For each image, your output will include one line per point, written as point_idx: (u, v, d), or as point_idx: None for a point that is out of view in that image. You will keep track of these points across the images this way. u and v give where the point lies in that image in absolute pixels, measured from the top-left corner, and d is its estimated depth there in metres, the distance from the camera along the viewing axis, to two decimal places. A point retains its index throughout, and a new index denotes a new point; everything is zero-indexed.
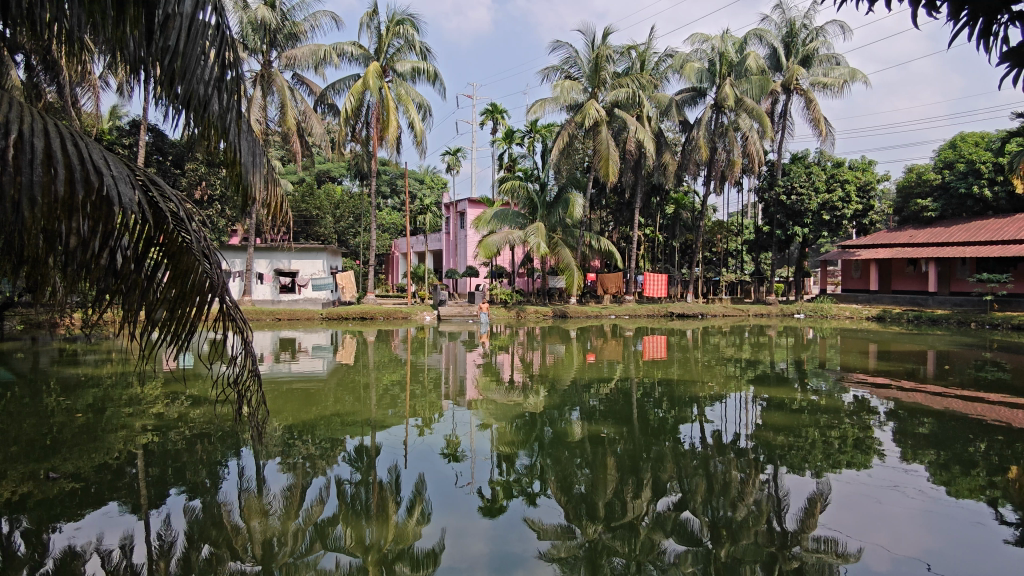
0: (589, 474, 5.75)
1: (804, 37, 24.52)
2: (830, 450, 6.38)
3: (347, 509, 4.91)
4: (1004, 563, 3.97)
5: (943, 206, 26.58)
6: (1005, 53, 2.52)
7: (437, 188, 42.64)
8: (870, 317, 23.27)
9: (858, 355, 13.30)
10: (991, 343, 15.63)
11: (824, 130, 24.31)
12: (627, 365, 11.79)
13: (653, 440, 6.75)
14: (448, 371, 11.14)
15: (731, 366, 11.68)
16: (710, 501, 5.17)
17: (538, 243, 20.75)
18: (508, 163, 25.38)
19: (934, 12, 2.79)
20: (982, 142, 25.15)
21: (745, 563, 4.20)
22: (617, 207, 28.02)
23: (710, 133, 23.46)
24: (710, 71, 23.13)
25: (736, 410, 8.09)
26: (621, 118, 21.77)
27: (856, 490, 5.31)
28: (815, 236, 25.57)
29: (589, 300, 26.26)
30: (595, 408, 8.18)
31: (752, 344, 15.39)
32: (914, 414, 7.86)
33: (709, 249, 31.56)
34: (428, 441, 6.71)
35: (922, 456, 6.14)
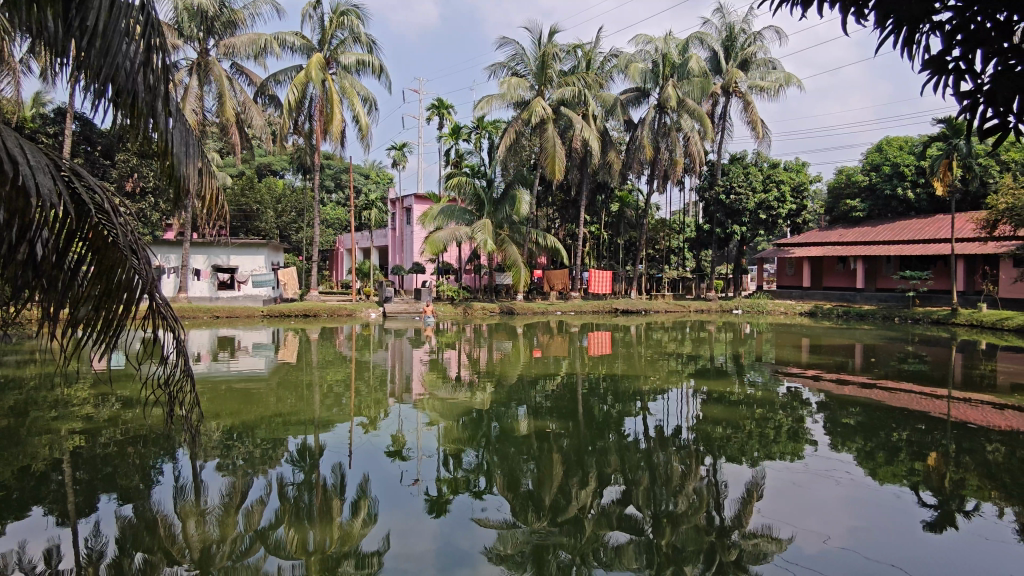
0: (535, 469, 5.79)
1: (742, 41, 25.28)
2: (766, 440, 6.63)
3: (289, 511, 4.79)
4: (925, 545, 4.19)
5: (870, 206, 27.88)
6: (927, 62, 2.64)
7: (382, 183, 42.07)
8: (803, 312, 24.25)
9: (792, 349, 13.84)
10: (913, 337, 16.54)
11: (761, 132, 25.13)
12: (572, 361, 11.94)
13: (598, 435, 6.85)
14: (393, 368, 11.03)
15: (673, 361, 11.97)
16: (653, 493, 5.29)
17: (485, 240, 20.76)
18: (454, 159, 25.25)
19: (862, 20, 2.91)
20: (906, 147, 26.50)
21: (687, 553, 4.31)
22: (563, 204, 28.27)
23: (653, 133, 23.93)
24: (653, 72, 23.59)
25: (677, 404, 8.29)
26: (567, 116, 21.96)
27: (789, 479, 5.52)
28: (752, 234, 26.44)
29: (535, 296, 26.43)
30: (541, 404, 8.23)
31: (693, 339, 15.82)
32: (843, 405, 8.24)
33: (652, 246, 32.22)
34: (374, 439, 6.61)
35: (851, 445, 6.45)
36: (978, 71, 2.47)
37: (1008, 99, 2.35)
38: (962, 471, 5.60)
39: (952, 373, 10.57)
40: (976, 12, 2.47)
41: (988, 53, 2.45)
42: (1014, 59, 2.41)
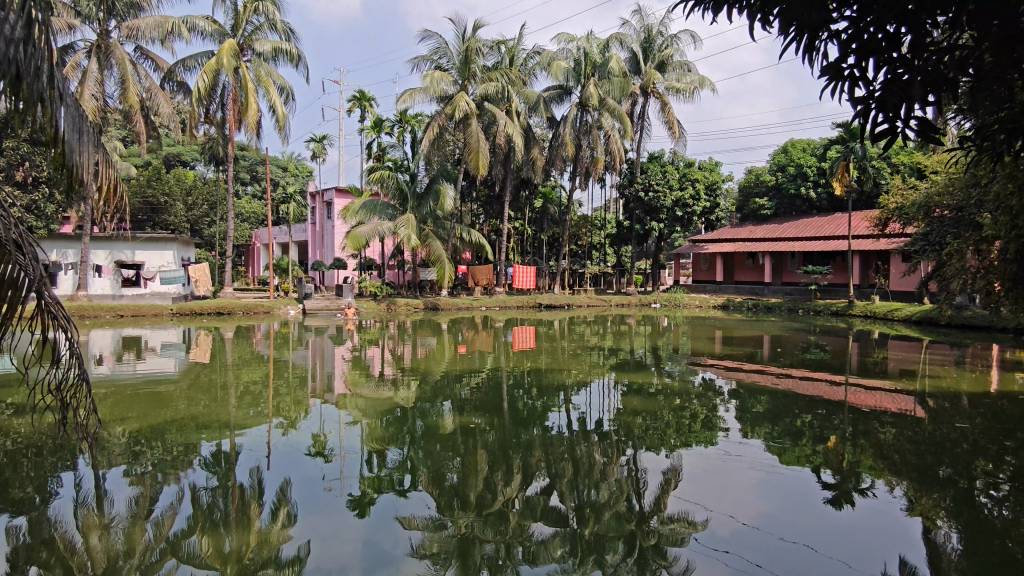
0: (460, 465, 5.78)
1: (659, 43, 26.09)
2: (682, 429, 6.89)
3: (203, 518, 4.58)
4: (826, 523, 4.48)
5: (777, 205, 29.45)
6: (826, 68, 2.79)
7: (301, 177, 40.79)
8: (717, 305, 25.35)
9: (706, 341, 14.46)
10: (814, 327, 17.64)
11: (677, 132, 26.01)
12: (497, 356, 12.00)
13: (523, 429, 6.90)
14: (314, 367, 10.73)
15: (595, 354, 12.26)
16: (577, 483, 5.40)
17: (408, 235, 20.49)
18: (376, 153, 24.78)
19: (768, 27, 3.05)
20: (808, 148, 28.13)
21: (608, 542, 4.43)
22: (487, 200, 28.29)
23: (576, 130, 24.34)
24: (575, 71, 23.99)
25: (599, 396, 8.49)
26: (491, 112, 21.96)
27: (704, 465, 5.76)
28: (669, 230, 27.35)
29: (459, 292, 26.34)
30: (466, 399, 8.23)
31: (614, 333, 16.24)
32: (753, 393, 8.68)
33: (575, 242, 32.79)
34: (293, 440, 6.43)
35: (760, 431, 6.81)
36: (870, 78, 2.64)
37: (896, 106, 2.52)
38: (857, 452, 6.03)
39: (848, 361, 11.32)
40: (869, 24, 2.65)
41: (880, 61, 2.62)
42: (899, 69, 2.60)
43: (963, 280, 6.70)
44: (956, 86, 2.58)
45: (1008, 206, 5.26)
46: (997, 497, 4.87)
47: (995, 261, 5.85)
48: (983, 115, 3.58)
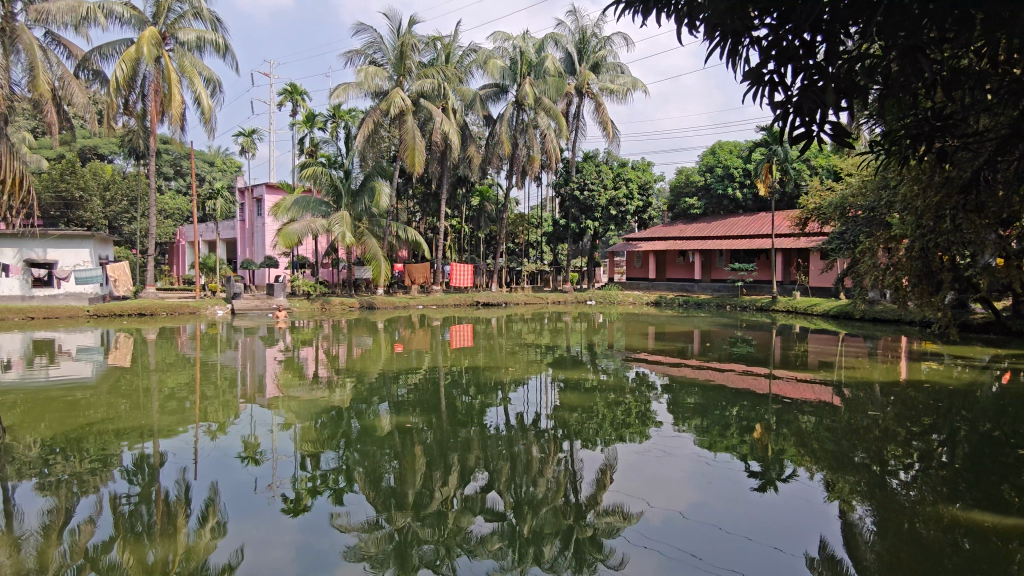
0: (397, 466, 5.71)
1: (593, 44, 26.54)
2: (617, 423, 7.04)
3: (124, 529, 4.36)
4: (754, 511, 4.66)
5: (705, 204, 30.46)
6: (748, 73, 2.89)
7: (229, 172, 39.32)
8: (650, 302, 25.99)
9: (639, 337, 14.82)
10: (741, 323, 18.37)
11: (611, 132, 26.49)
12: (434, 355, 11.94)
13: (461, 427, 6.88)
14: (243, 369, 10.38)
15: (531, 352, 12.35)
16: (515, 480, 5.44)
17: (343, 233, 20.06)
18: (309, 148, 24.16)
19: (694, 32, 3.13)
20: (735, 150, 29.24)
21: (546, 537, 4.48)
22: (423, 197, 28.05)
23: (512, 129, 24.47)
24: (511, 70, 24.07)
25: (537, 392, 8.58)
26: (427, 109, 21.77)
27: (638, 458, 5.90)
28: (604, 229, 27.86)
29: (396, 290, 26.01)
30: (402, 399, 8.14)
31: (551, 330, 16.43)
32: (684, 386, 8.96)
33: (512, 240, 32.95)
34: (222, 445, 6.21)
35: (690, 423, 7.04)
36: (788, 83, 2.77)
37: (812, 111, 2.65)
38: (780, 441, 6.31)
39: (772, 354, 11.84)
40: (787, 31, 2.76)
41: (797, 68, 2.75)
42: (814, 75, 2.72)
43: (875, 276, 7.11)
44: (866, 93, 2.73)
45: (915, 207, 5.63)
46: (906, 479, 5.21)
47: (902, 258, 6.24)
48: (890, 121, 3.80)
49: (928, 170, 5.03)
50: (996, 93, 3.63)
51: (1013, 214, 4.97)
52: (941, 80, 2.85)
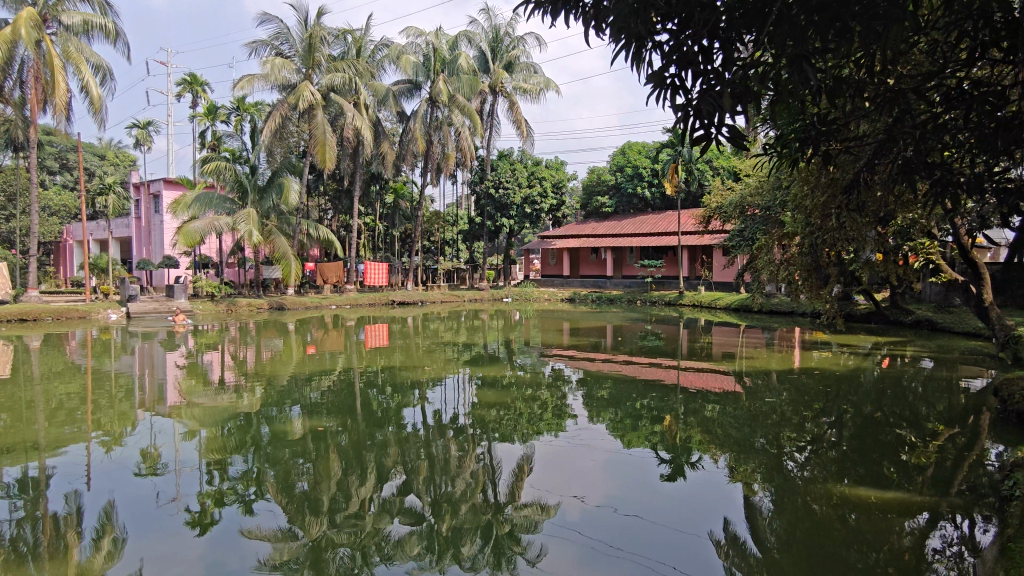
0: (311, 471, 5.54)
1: (506, 44, 26.73)
2: (534, 419, 7.14)
3: (5, 555, 4.00)
4: (664, 499, 4.83)
5: (616, 203, 31.38)
6: (650, 76, 2.93)
7: (122, 167, 36.79)
8: (564, 298, 26.50)
9: (555, 333, 15.08)
10: (651, 317, 19.06)
11: (525, 131, 26.77)
12: (349, 356, 11.68)
13: (376, 429, 6.77)
14: (141, 376, 9.76)
15: (449, 350, 12.31)
16: (433, 479, 5.41)
17: (249, 231, 19.21)
18: (211, 142, 22.98)
19: (602, 34, 3.15)
20: (643, 151, 30.28)
21: (465, 535, 4.50)
22: (335, 194, 27.33)
23: (426, 126, 24.25)
24: (424, 66, 23.86)
25: (454, 391, 8.56)
26: (338, 104, 21.17)
27: (554, 451, 6.01)
28: (519, 227, 28.18)
29: (307, 290, 25.20)
30: (316, 402, 7.92)
31: (467, 328, 16.44)
32: (598, 380, 9.21)
33: (427, 238, 32.68)
34: (118, 458, 5.82)
35: (604, 415, 7.23)
36: (689, 87, 2.87)
37: (710, 114, 2.77)
38: (687, 429, 6.60)
39: (679, 347, 12.35)
40: (687, 38, 2.88)
41: (697, 73, 2.86)
42: (712, 80, 2.85)
43: (771, 271, 7.56)
44: (759, 98, 2.88)
45: (804, 206, 6.02)
46: (800, 460, 5.58)
47: (794, 254, 6.67)
48: (783, 125, 4.05)
49: (815, 171, 5.41)
50: (873, 100, 3.95)
51: (888, 212, 5.42)
52: (827, 88, 3.05)
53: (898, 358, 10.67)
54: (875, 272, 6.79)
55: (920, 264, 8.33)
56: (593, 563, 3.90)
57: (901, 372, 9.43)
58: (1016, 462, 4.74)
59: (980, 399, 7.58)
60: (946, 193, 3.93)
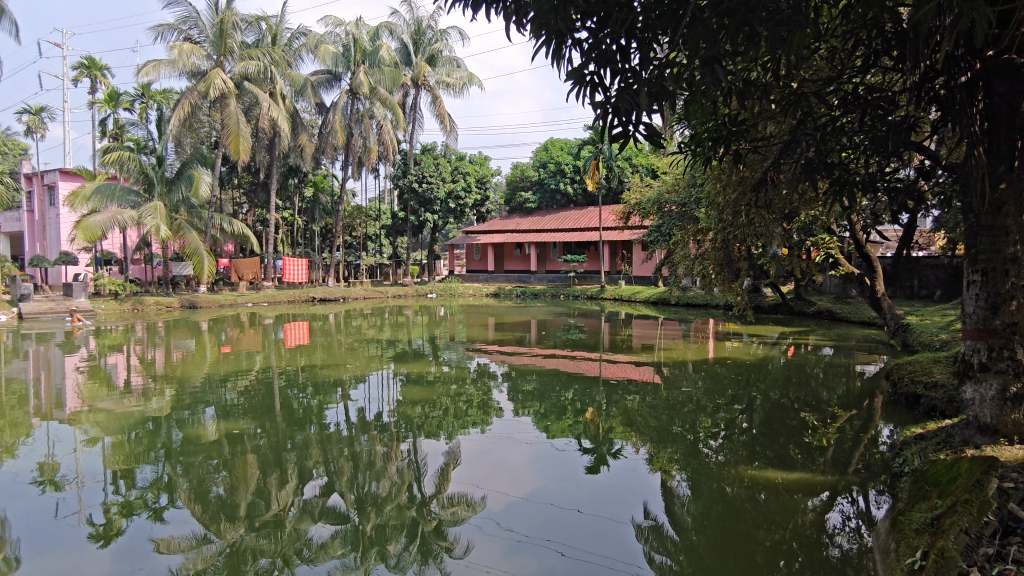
0: (227, 476, 5.31)
1: (429, 37, 26.52)
2: (459, 414, 7.13)
3: None
4: (587, 489, 4.93)
5: (539, 199, 31.76)
6: (569, 74, 2.95)
7: (11, 156, 33.92)
8: (489, 293, 26.57)
9: (480, 327, 15.12)
10: (574, 311, 19.43)
11: (448, 126, 26.60)
12: (267, 355, 11.29)
13: (297, 429, 6.57)
14: (35, 381, 9.05)
15: (372, 347, 12.10)
16: (356, 479, 5.31)
17: (156, 225, 18.20)
18: (112, 131, 21.55)
19: (524, 32, 3.15)
20: (565, 148, 30.78)
21: (390, 534, 4.44)
22: (251, 187, 26.24)
23: (346, 118, 23.68)
24: (344, 56, 23.29)
25: (378, 388, 8.42)
26: (252, 93, 20.30)
27: (480, 446, 6.02)
28: (443, 221, 27.96)
29: (221, 287, 24.15)
30: (231, 403, 7.60)
31: (391, 324, 16.23)
32: (523, 374, 9.30)
33: (349, 233, 31.98)
34: (10, 470, 5.39)
35: (529, 409, 7.32)
36: (607, 84, 2.92)
37: (627, 112, 2.84)
38: (609, 420, 6.77)
39: (602, 340, 12.65)
40: (605, 36, 2.93)
41: (613, 71, 2.93)
42: (629, 79, 2.92)
43: (687, 264, 7.84)
44: (675, 98, 2.97)
45: (717, 203, 6.28)
46: (714, 446, 5.85)
47: (708, 248, 6.95)
48: (695, 124, 4.21)
49: (726, 170, 5.65)
50: (779, 103, 4.19)
51: (792, 209, 5.73)
52: (737, 89, 3.18)
53: (803, 346, 11.35)
54: (781, 265, 7.17)
55: (821, 257, 8.87)
56: (519, 553, 3.94)
57: (805, 359, 10.02)
58: (906, 441, 5.13)
59: (874, 383, 8.15)
60: (845, 191, 4.24)
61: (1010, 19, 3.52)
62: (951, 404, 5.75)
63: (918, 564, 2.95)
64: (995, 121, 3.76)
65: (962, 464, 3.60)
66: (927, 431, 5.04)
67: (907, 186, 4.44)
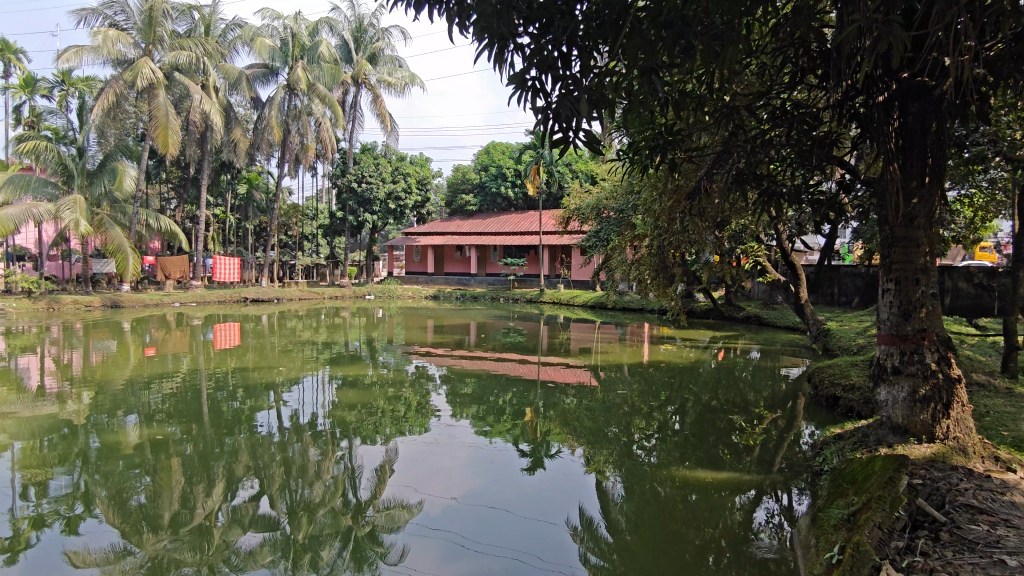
0: (149, 484, 5.08)
1: (370, 35, 26.23)
2: (396, 418, 7.03)
3: None
4: (524, 491, 4.95)
5: (480, 202, 31.80)
6: (510, 78, 2.96)
7: None
8: (428, 296, 26.34)
9: (419, 330, 14.98)
10: (513, 314, 19.52)
11: (389, 125, 26.28)
12: (195, 357, 10.83)
13: (226, 435, 6.33)
14: None
15: (308, 349, 11.81)
16: (288, 485, 5.15)
17: (75, 220, 17.15)
18: (27, 119, 20.23)
19: (466, 35, 3.14)
20: (507, 152, 30.99)
21: (323, 540, 4.34)
22: (180, 182, 25.21)
23: (283, 114, 23.04)
24: (281, 51, 22.72)
25: (312, 392, 8.21)
26: (182, 84, 19.48)
27: (416, 450, 5.96)
28: (382, 222, 27.56)
29: (145, 286, 23.02)
30: (155, 408, 7.24)
31: (327, 326, 15.87)
32: (461, 377, 9.26)
33: (284, 232, 31.11)
34: None
35: (468, 412, 7.29)
36: (548, 90, 2.95)
37: (568, 117, 2.86)
38: (547, 422, 6.83)
39: (540, 343, 12.76)
40: (547, 42, 2.94)
41: (555, 78, 2.96)
42: (570, 85, 2.96)
43: (624, 269, 8.00)
44: (613, 105, 3.02)
45: (653, 210, 6.44)
46: (647, 447, 5.98)
47: (644, 254, 7.10)
48: (633, 133, 4.31)
49: (662, 179, 5.79)
50: (713, 115, 4.33)
51: (724, 218, 5.92)
52: (673, 99, 3.27)
53: (732, 350, 11.77)
54: (713, 272, 7.41)
55: (750, 265, 9.21)
56: (456, 558, 3.92)
57: (734, 363, 10.38)
58: (825, 440, 5.38)
59: (797, 386, 8.52)
60: (772, 201, 4.43)
61: (923, 43, 3.77)
62: (867, 406, 6.08)
63: (835, 558, 3.09)
64: (908, 139, 4.00)
65: (875, 462, 3.80)
66: (845, 431, 5.31)
67: (828, 199, 4.69)
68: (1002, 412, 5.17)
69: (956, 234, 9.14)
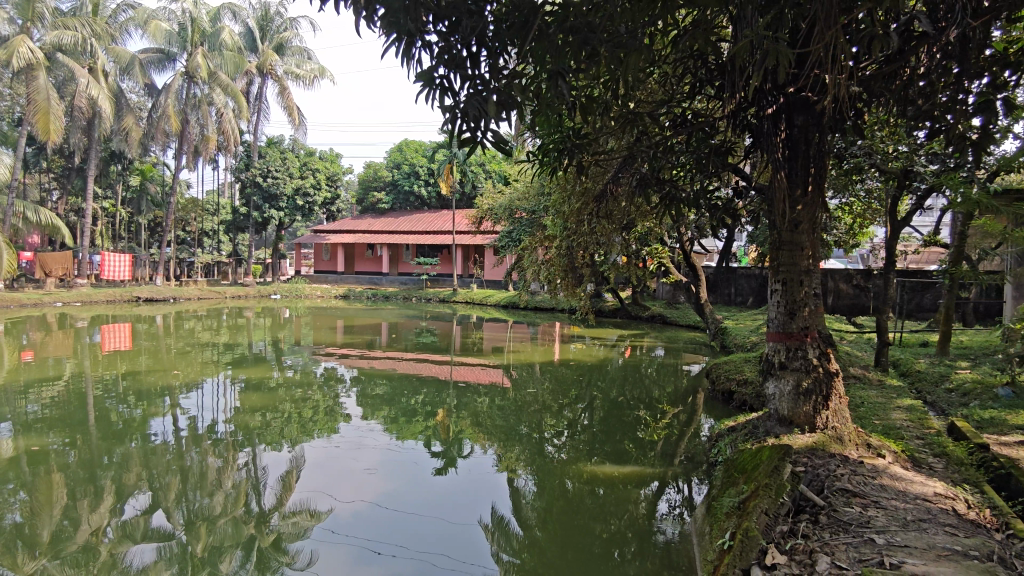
0: (26, 500, 4.67)
1: (277, 24, 25.24)
2: (304, 421, 6.80)
3: None
4: (433, 492, 4.92)
5: (393, 200, 31.38)
6: (420, 74, 2.92)
7: None
8: (337, 296, 25.64)
9: (328, 330, 14.56)
10: (426, 313, 19.35)
11: (297, 119, 25.35)
12: (80, 361, 10.05)
13: (116, 444, 5.91)
14: None
15: (208, 351, 11.23)
16: (185, 494, 4.88)
17: None
18: None
19: (374, 30, 3.08)
20: (420, 151, 30.71)
21: (223, 551, 4.14)
22: (63, 172, 23.32)
23: (181, 103, 21.76)
24: (179, 36, 21.44)
25: (212, 395, 7.82)
26: (66, 67, 17.97)
27: (324, 453, 5.79)
28: (290, 219, 26.56)
29: (20, 284, 21.11)
30: (34, 417, 6.66)
31: (229, 327, 15.12)
32: (371, 378, 9.09)
33: (182, 228, 29.41)
34: None
35: (378, 413, 7.16)
36: (456, 89, 2.95)
37: (476, 117, 2.88)
38: (459, 422, 6.81)
39: (453, 342, 12.75)
40: (456, 42, 2.94)
41: (463, 77, 2.96)
42: (478, 85, 2.96)
43: (535, 268, 8.10)
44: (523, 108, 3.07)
45: (563, 211, 6.56)
46: (557, 444, 6.09)
47: (554, 255, 7.22)
48: (543, 134, 4.37)
49: (571, 180, 5.90)
50: (619, 121, 4.48)
51: (630, 220, 6.10)
52: (580, 103, 3.35)
53: (637, 348, 12.22)
54: (620, 272, 7.64)
55: (656, 265, 9.56)
56: (364, 561, 3.84)
57: (640, 360, 10.77)
58: (722, 432, 5.68)
59: (697, 381, 8.95)
60: (674, 205, 4.64)
61: (806, 61, 4.07)
62: (758, 399, 6.46)
63: (727, 543, 3.28)
64: (794, 150, 4.29)
65: (764, 452, 4.06)
66: (739, 423, 5.63)
67: (725, 204, 4.97)
68: (874, 402, 5.65)
69: (838, 238, 9.87)
